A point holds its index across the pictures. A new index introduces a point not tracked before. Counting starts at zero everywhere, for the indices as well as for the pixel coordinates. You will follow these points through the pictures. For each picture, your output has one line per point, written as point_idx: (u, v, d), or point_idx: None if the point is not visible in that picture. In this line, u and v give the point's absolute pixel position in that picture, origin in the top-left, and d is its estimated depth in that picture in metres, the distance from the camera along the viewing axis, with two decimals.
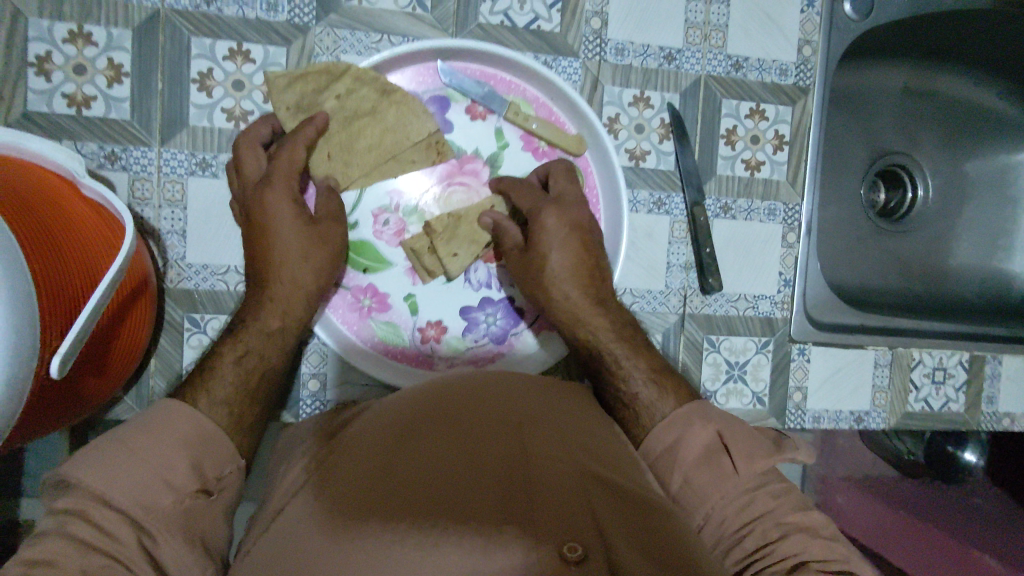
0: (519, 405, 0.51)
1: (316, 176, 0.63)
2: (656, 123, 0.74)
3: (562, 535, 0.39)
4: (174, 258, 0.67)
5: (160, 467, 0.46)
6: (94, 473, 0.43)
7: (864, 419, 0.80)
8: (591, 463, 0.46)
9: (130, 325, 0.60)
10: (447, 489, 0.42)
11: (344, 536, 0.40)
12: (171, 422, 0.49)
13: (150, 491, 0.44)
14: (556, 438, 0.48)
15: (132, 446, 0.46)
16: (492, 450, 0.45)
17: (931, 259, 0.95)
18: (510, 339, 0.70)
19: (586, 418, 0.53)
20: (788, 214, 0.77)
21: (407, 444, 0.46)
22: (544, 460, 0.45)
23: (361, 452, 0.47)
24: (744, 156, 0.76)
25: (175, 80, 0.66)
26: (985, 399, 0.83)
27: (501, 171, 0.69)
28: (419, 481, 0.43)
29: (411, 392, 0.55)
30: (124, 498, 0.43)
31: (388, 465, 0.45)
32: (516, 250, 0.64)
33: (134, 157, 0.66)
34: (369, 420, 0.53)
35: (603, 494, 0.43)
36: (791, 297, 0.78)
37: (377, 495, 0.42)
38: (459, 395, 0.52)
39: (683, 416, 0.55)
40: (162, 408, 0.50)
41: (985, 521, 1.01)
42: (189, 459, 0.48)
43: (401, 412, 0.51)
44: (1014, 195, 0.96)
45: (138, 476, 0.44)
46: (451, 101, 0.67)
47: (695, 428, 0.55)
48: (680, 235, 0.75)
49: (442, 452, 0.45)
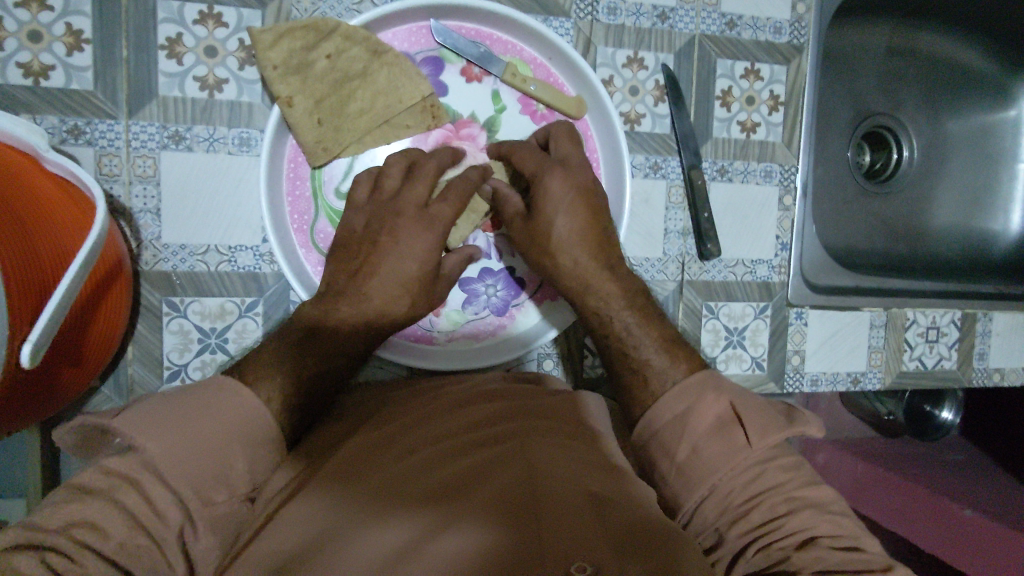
0: (525, 427, 0.49)
1: (305, 142, 0.59)
2: (651, 85, 0.71)
3: (565, 551, 0.37)
4: (149, 238, 0.61)
5: (223, 460, 0.43)
6: (162, 446, 0.41)
7: (861, 380, 0.80)
8: (599, 483, 0.44)
9: (110, 314, 0.55)
10: (446, 507, 0.41)
11: (338, 549, 0.38)
12: (239, 413, 0.45)
13: (207, 485, 0.42)
14: (561, 455, 0.46)
15: (201, 427, 0.43)
16: (496, 470, 0.44)
17: (913, 220, 0.96)
18: (511, 311, 0.68)
19: (593, 436, 0.51)
20: (784, 177, 0.75)
21: (409, 464, 0.45)
22: (549, 479, 0.43)
23: (361, 469, 0.45)
24: (739, 118, 0.73)
25: (141, 45, 0.59)
26: (976, 355, 0.85)
27: (499, 135, 0.66)
28: (419, 499, 0.42)
29: (416, 412, 0.54)
30: (183, 483, 0.40)
31: (388, 483, 0.44)
32: (518, 221, 0.62)
33: (100, 131, 0.59)
34: (371, 433, 0.51)
35: (610, 510, 0.41)
36: (789, 261, 0.76)
37: (374, 511, 0.41)
38: (462, 420, 0.52)
39: (694, 386, 0.52)
40: (228, 390, 0.47)
41: (967, 476, 1.04)
42: (249, 460, 0.45)
43: (404, 433, 0.50)
44: (993, 154, 0.97)
45: (200, 465, 0.42)
46: (445, 63, 0.64)
47: (708, 397, 0.51)
48: (678, 200, 0.72)
49: (444, 475, 0.44)
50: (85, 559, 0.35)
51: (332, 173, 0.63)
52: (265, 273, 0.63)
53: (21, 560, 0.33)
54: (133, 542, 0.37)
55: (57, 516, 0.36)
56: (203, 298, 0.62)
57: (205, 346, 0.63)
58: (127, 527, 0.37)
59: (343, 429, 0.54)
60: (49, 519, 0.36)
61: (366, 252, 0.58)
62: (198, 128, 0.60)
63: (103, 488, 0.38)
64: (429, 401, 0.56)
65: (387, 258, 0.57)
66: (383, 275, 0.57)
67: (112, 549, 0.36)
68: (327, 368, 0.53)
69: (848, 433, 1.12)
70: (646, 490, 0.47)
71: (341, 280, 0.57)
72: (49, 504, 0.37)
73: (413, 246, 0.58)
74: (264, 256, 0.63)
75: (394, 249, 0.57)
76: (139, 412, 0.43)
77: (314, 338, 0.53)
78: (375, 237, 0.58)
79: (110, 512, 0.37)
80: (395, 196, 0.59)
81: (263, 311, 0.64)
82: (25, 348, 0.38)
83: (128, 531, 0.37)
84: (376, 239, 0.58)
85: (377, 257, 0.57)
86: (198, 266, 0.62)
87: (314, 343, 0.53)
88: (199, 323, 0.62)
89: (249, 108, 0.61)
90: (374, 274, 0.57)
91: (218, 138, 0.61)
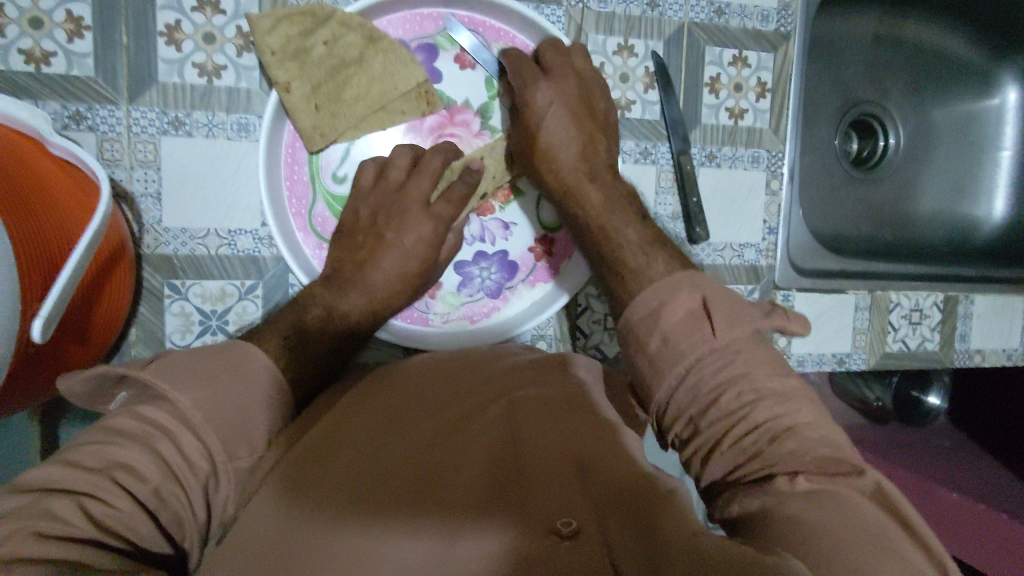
0: (507, 390, 0.52)
1: (302, 128, 0.61)
2: (641, 72, 0.72)
3: (551, 518, 0.40)
4: (151, 222, 0.62)
5: (246, 416, 0.46)
6: (192, 397, 0.44)
7: (846, 361, 0.83)
8: (579, 436, 0.46)
9: (114, 295, 0.56)
10: (438, 473, 0.44)
11: (340, 511, 0.40)
12: (255, 374, 0.49)
13: (235, 436, 0.45)
14: (543, 414, 0.49)
15: (226, 383, 0.46)
16: (484, 442, 0.47)
17: (898, 207, 0.98)
18: (505, 293, 0.70)
19: (570, 384, 0.53)
20: (772, 162, 0.77)
21: (400, 435, 0.48)
22: (534, 445, 0.46)
23: (353, 436, 0.47)
24: (727, 105, 0.75)
25: (140, 32, 0.60)
26: (958, 336, 0.87)
27: (492, 121, 0.68)
28: (411, 467, 0.44)
29: (405, 377, 0.55)
30: (213, 434, 0.43)
31: (380, 450, 0.46)
32: None
33: (101, 116, 0.60)
34: (361, 391, 0.53)
35: (595, 465, 0.43)
36: (775, 245, 0.78)
37: (370, 474, 0.44)
38: (447, 383, 0.54)
39: (671, 283, 0.53)
40: (243, 350, 0.50)
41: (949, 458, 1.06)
42: (267, 419, 0.48)
43: (392, 392, 0.53)
44: (976, 141, 0.99)
45: (227, 420, 0.45)
46: (439, 50, 0.66)
47: (681, 295, 0.52)
48: (667, 185, 0.74)
49: (434, 446, 0.47)
50: (119, 502, 0.36)
51: (329, 159, 0.65)
52: (264, 257, 0.65)
53: (58, 503, 0.34)
54: (167, 488, 0.39)
55: (94, 455, 0.38)
56: (204, 281, 0.64)
57: (207, 327, 0.64)
58: (161, 472, 0.39)
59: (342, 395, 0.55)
60: (88, 457, 0.37)
61: (371, 245, 0.62)
62: (197, 114, 0.62)
63: (136, 433, 0.40)
64: (420, 366, 0.57)
65: (387, 253, 0.62)
66: (385, 268, 0.61)
67: (148, 492, 0.38)
68: (328, 347, 0.56)
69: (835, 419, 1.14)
70: (632, 439, 0.49)
71: (347, 266, 0.61)
72: (88, 442, 0.39)
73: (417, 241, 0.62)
74: (263, 239, 0.64)
75: (396, 245, 0.62)
76: (166, 366, 0.46)
77: (330, 318, 0.58)
78: (381, 232, 0.63)
79: (144, 456, 0.39)
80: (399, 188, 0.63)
81: (262, 293, 0.65)
82: (36, 323, 0.39)
83: (164, 477, 0.39)
84: (382, 233, 0.63)
85: (379, 249, 0.62)
86: (199, 250, 0.63)
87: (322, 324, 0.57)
88: (200, 305, 0.64)
89: (248, 94, 0.63)
90: (376, 268, 0.61)
91: (217, 124, 0.62)
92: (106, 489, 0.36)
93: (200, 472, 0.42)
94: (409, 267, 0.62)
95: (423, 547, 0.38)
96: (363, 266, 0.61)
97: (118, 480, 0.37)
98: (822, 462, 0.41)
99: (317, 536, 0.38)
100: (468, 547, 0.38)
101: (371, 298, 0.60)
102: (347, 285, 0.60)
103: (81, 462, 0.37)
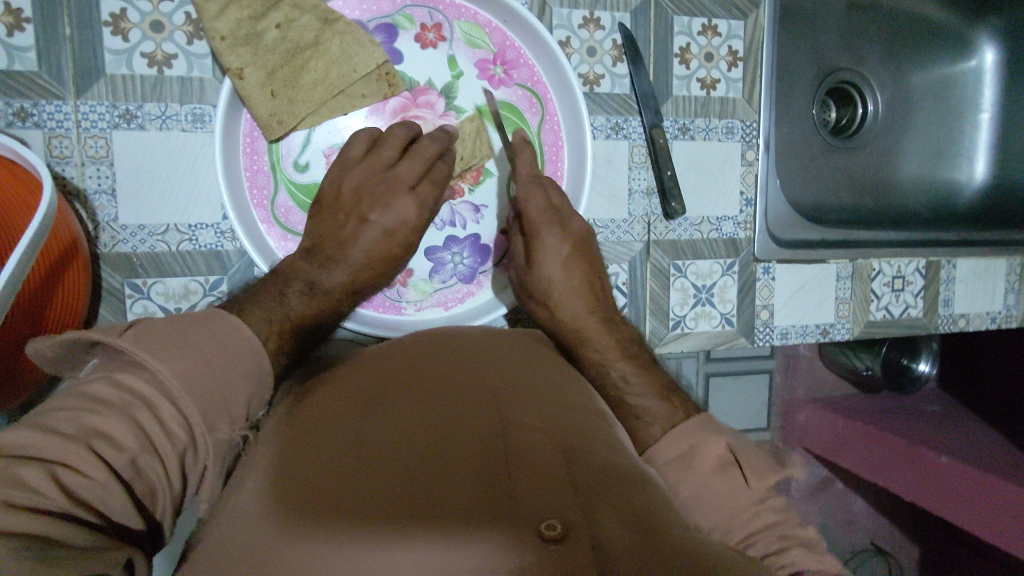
0: (495, 378, 0.50)
1: (260, 116, 0.58)
2: (608, 45, 0.70)
3: (537, 514, 0.38)
4: (106, 220, 0.60)
5: (224, 401, 0.45)
6: (173, 369, 0.43)
7: (830, 332, 0.82)
8: (567, 431, 0.44)
9: (68, 295, 0.54)
10: (420, 459, 0.41)
11: (316, 510, 0.38)
12: (234, 342, 0.48)
13: (214, 412, 0.44)
14: (531, 406, 0.47)
15: (212, 359, 0.46)
16: (469, 426, 0.44)
17: (880, 173, 0.97)
18: (478, 277, 0.69)
19: (557, 378, 0.52)
20: (746, 133, 0.76)
21: (376, 420, 0.45)
22: (521, 433, 0.43)
23: (331, 427, 0.45)
24: (699, 76, 0.73)
25: (84, 23, 0.57)
26: (942, 302, 0.86)
27: (457, 102, 0.66)
28: (392, 453, 0.41)
29: (385, 362, 0.53)
30: (192, 406, 0.43)
31: (356, 440, 0.43)
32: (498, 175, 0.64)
33: (47, 113, 0.57)
34: (343, 380, 0.51)
35: (582, 462, 0.42)
36: (753, 217, 0.77)
37: (348, 463, 0.41)
38: (430, 364, 0.52)
39: (690, 428, 0.54)
40: (215, 318, 0.49)
41: (939, 422, 1.06)
42: (239, 412, 0.47)
43: (374, 378, 0.50)
44: (954, 105, 0.98)
45: (206, 390, 0.44)
46: (399, 29, 0.64)
47: (706, 440, 0.53)
48: (640, 160, 0.72)
49: (416, 429, 0.44)
50: (94, 472, 0.36)
51: (289, 147, 0.63)
52: (227, 251, 0.63)
53: (28, 470, 0.34)
54: (144, 460, 0.39)
55: (72, 422, 0.37)
56: (165, 279, 0.62)
57: None
58: (140, 443, 0.39)
59: (316, 378, 0.53)
60: (66, 424, 0.37)
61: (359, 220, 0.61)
62: (148, 106, 0.59)
63: (118, 403, 0.40)
64: (398, 349, 0.55)
65: (368, 231, 0.61)
66: (364, 246, 0.60)
67: (124, 462, 0.38)
68: (302, 330, 0.56)
69: (825, 394, 1.13)
70: (614, 432, 0.48)
71: (329, 244, 0.60)
72: (65, 409, 0.38)
73: (396, 220, 0.61)
74: (225, 233, 0.63)
75: (381, 224, 0.61)
76: (145, 329, 0.45)
77: (313, 293, 0.58)
78: (365, 213, 0.61)
79: (124, 427, 0.39)
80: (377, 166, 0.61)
81: (227, 288, 0.63)
82: None
83: (141, 448, 0.39)
84: (367, 215, 0.61)
85: (362, 229, 0.61)
86: (159, 247, 0.61)
87: (303, 305, 0.56)
88: (163, 304, 0.62)
89: (201, 83, 0.61)
90: (356, 246, 0.60)
91: (170, 116, 0.60)
92: (82, 460, 0.36)
93: (178, 443, 0.42)
94: (395, 244, 0.62)
95: (400, 544, 0.36)
96: (345, 244, 0.60)
97: (96, 449, 0.37)
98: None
99: (293, 540, 0.36)
100: (452, 545, 0.36)
101: (354, 276, 0.60)
102: (330, 261, 0.59)
103: (59, 429, 0.37)
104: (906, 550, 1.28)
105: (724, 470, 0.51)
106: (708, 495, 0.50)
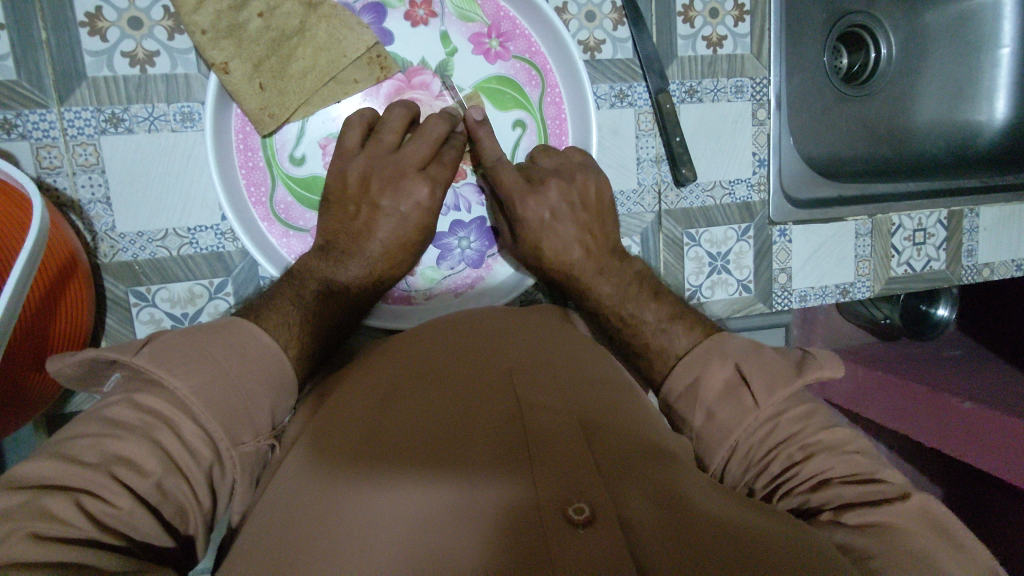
0: (512, 359, 0.48)
1: (251, 110, 0.56)
2: (608, 8, 0.67)
3: (564, 496, 0.36)
4: (103, 229, 0.59)
5: (246, 412, 0.45)
6: (192, 384, 0.42)
7: (850, 291, 0.80)
8: (588, 410, 0.43)
9: (70, 313, 0.53)
10: (440, 443, 0.40)
11: (337, 503, 0.37)
12: (249, 349, 0.47)
13: (239, 424, 0.44)
14: (549, 385, 0.45)
15: (229, 370, 0.45)
16: (487, 408, 0.43)
17: (895, 121, 0.93)
18: (488, 262, 0.68)
19: (575, 358, 0.51)
20: (756, 90, 0.73)
21: (391, 405, 0.44)
22: (542, 413, 0.42)
23: (350, 419, 0.43)
24: (704, 33, 0.70)
25: (59, 24, 0.55)
26: (965, 253, 0.84)
27: (453, 80, 0.63)
28: (411, 439, 0.40)
29: (400, 350, 0.51)
30: (213, 420, 0.42)
31: (373, 427, 0.42)
32: (499, 159, 0.62)
33: (32, 122, 0.55)
34: (359, 373, 0.50)
35: (605, 444, 0.40)
36: (767, 178, 0.75)
37: (368, 453, 0.40)
38: (446, 349, 0.50)
39: (702, 354, 0.55)
40: (231, 326, 0.49)
41: (963, 366, 1.05)
42: (265, 421, 0.46)
43: (391, 365, 0.49)
44: (977, 41, 0.92)
45: (225, 403, 0.43)
46: (387, 8, 0.61)
47: (715, 364, 0.54)
48: (647, 127, 0.69)
49: (435, 413, 0.42)
50: (120, 500, 0.36)
51: (283, 139, 0.60)
52: (229, 251, 0.62)
53: (54, 501, 0.34)
54: (171, 481, 0.38)
55: (92, 450, 0.37)
56: (169, 284, 0.61)
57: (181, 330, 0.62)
58: (164, 465, 0.38)
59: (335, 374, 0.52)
60: (87, 453, 0.37)
61: (367, 216, 0.60)
62: (135, 108, 0.57)
63: (137, 424, 0.39)
64: (415, 336, 0.53)
65: (375, 225, 0.60)
66: (381, 237, 0.60)
67: (149, 487, 0.37)
68: (322, 330, 0.55)
69: (843, 343, 1.12)
70: (636, 412, 0.46)
71: (340, 240, 0.60)
72: (87, 436, 0.38)
73: (403, 209, 0.60)
74: (225, 234, 0.61)
75: (392, 217, 0.60)
76: (160, 347, 0.44)
77: (327, 292, 0.57)
78: (377, 200, 0.60)
79: (146, 449, 0.38)
80: (377, 157, 0.60)
81: (233, 290, 0.63)
82: None
83: (166, 470, 0.38)
84: (379, 201, 0.60)
85: (373, 218, 0.60)
86: (160, 252, 0.60)
87: (320, 305, 0.55)
88: (169, 310, 0.61)
89: (186, 80, 0.58)
90: (372, 238, 0.60)
91: (158, 116, 0.58)
92: (105, 488, 0.35)
93: (203, 460, 0.41)
94: (402, 231, 0.61)
95: (423, 531, 0.34)
96: (359, 237, 0.60)
97: (118, 475, 0.36)
98: (865, 494, 0.44)
99: (316, 534, 0.35)
100: (477, 529, 0.34)
101: (365, 266, 0.59)
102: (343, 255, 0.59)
103: (80, 458, 0.36)
104: (932, 489, 1.28)
105: (735, 393, 0.51)
106: (723, 417, 0.51)
